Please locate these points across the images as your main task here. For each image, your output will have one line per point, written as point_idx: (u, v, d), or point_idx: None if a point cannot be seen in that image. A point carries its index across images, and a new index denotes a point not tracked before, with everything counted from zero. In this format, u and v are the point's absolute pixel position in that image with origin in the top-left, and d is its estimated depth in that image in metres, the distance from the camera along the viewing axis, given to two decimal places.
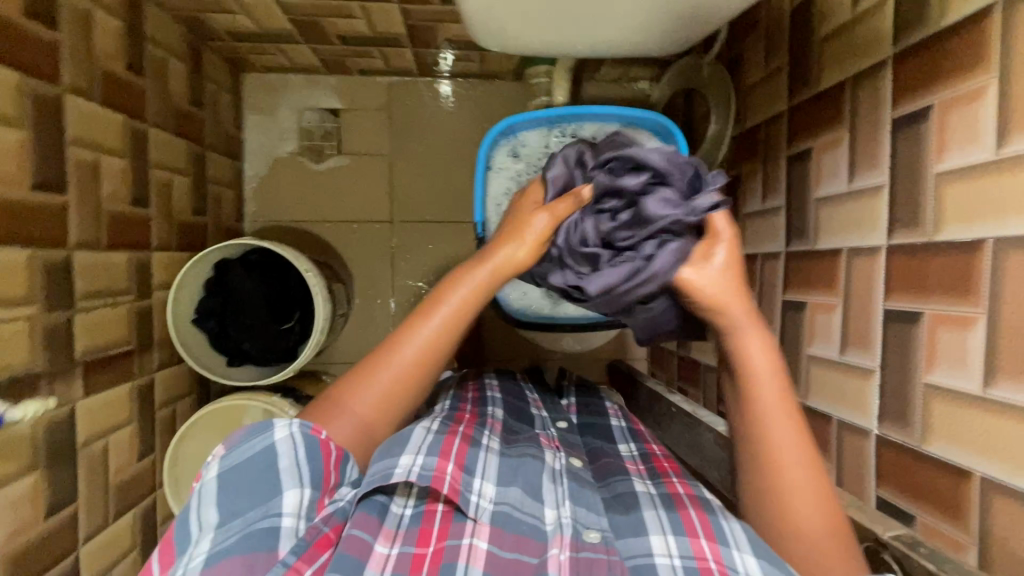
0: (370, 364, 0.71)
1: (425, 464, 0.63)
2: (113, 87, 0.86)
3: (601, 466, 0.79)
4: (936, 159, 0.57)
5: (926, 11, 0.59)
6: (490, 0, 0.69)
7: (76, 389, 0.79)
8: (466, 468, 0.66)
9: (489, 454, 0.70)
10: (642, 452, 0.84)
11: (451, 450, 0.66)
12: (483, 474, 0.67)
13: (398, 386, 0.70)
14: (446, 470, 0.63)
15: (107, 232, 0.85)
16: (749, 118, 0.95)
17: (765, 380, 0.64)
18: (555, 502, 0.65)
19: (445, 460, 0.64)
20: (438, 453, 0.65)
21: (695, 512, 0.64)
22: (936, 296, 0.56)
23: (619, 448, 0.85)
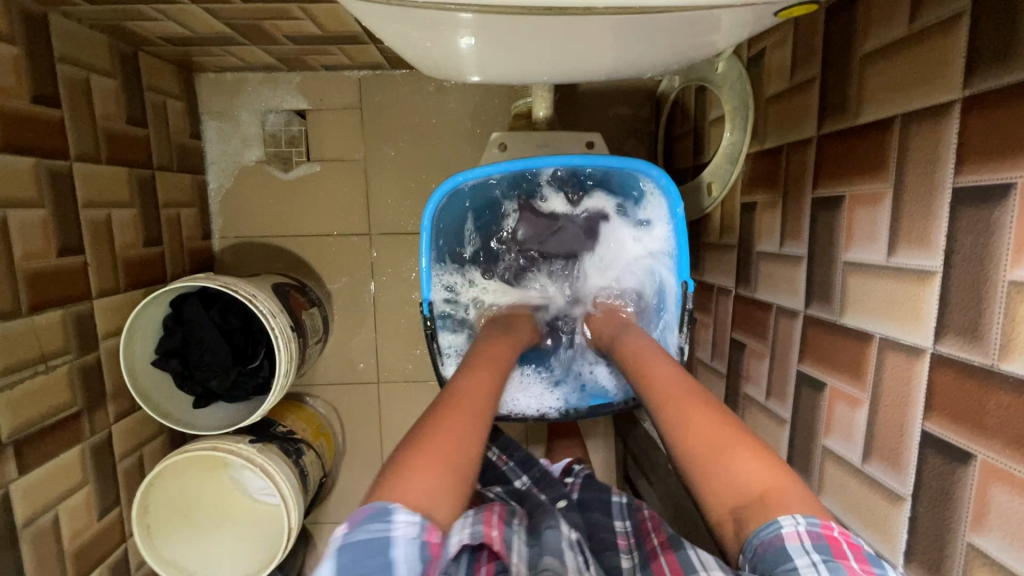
0: (438, 421, 0.59)
1: (472, 531, 0.56)
2: (14, 127, 0.75)
3: (595, 540, 0.70)
4: (1010, 261, 0.42)
5: (1014, 46, 0.42)
6: (427, 34, 0.54)
7: (9, 470, 0.73)
8: (506, 539, 0.57)
9: (518, 535, 0.60)
10: (635, 523, 0.72)
11: (491, 517, 0.59)
12: (517, 549, 0.58)
13: (473, 432, 0.60)
14: (491, 537, 0.56)
15: (28, 295, 0.76)
16: (769, 136, 0.78)
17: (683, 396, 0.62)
18: (578, 568, 0.57)
19: (490, 527, 0.57)
20: (480, 521, 0.58)
21: (666, 556, 0.59)
22: (994, 442, 0.43)
23: (613, 523, 0.73)
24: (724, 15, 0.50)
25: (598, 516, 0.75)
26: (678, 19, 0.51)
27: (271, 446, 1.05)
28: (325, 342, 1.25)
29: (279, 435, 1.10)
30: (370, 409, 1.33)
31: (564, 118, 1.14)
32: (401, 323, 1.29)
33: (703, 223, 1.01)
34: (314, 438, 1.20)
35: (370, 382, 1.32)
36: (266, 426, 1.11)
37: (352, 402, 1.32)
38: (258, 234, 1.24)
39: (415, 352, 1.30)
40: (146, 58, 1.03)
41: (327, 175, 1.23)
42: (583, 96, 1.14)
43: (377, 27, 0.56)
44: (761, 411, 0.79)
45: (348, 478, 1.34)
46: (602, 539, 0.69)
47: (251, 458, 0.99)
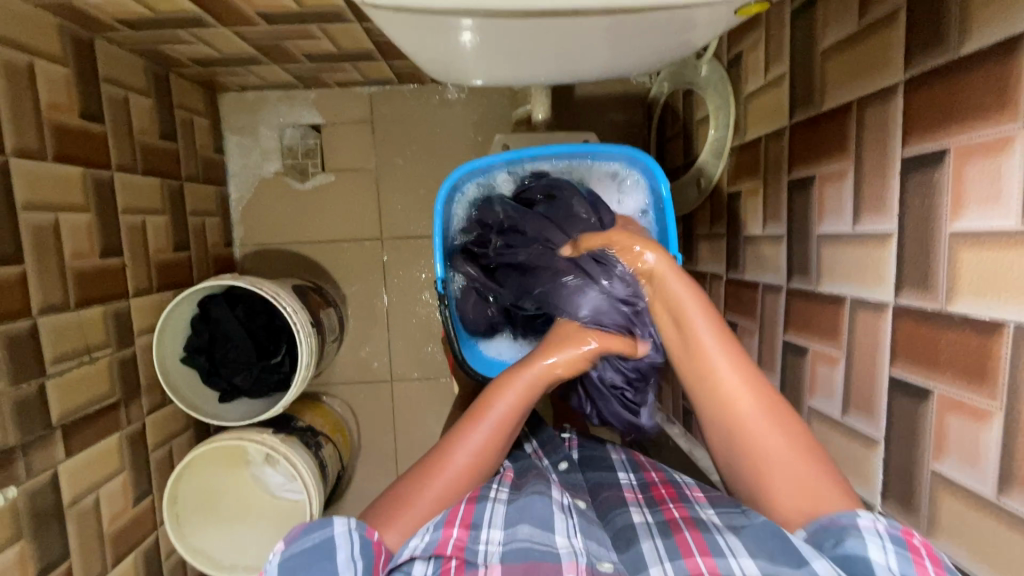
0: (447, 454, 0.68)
1: (427, 539, 0.59)
2: (65, 140, 0.83)
3: (602, 501, 0.73)
4: (950, 216, 0.48)
5: (942, 33, 0.49)
6: (437, 40, 0.62)
7: (58, 452, 0.79)
8: (472, 526, 0.60)
9: (498, 505, 0.64)
10: (641, 480, 0.77)
11: (455, 514, 0.61)
12: (491, 522, 0.61)
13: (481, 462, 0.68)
14: (450, 534, 0.59)
15: (75, 290, 0.84)
16: (749, 129, 0.85)
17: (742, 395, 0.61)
18: (564, 530, 0.61)
19: (450, 526, 0.60)
20: (441, 523, 0.60)
21: (691, 533, 0.60)
22: (947, 376, 0.49)
23: (619, 477, 0.78)
24: (697, 16, 0.57)
25: (604, 475, 0.79)
26: (658, 21, 0.58)
27: (292, 438, 1.11)
28: (340, 342, 1.31)
29: (299, 428, 1.16)
30: (383, 406, 1.38)
31: (561, 124, 1.22)
32: (412, 322, 1.35)
33: (694, 217, 1.07)
34: (332, 433, 1.26)
35: (383, 380, 1.37)
36: (287, 421, 1.17)
37: (367, 400, 1.38)
38: (277, 241, 1.32)
39: (426, 350, 1.36)
40: (176, 79, 1.12)
41: (341, 183, 1.31)
42: (579, 103, 1.22)
43: (391, 34, 0.63)
44: None
45: (364, 475, 1.39)
46: (611, 497, 0.73)
47: (275, 447, 1.05)
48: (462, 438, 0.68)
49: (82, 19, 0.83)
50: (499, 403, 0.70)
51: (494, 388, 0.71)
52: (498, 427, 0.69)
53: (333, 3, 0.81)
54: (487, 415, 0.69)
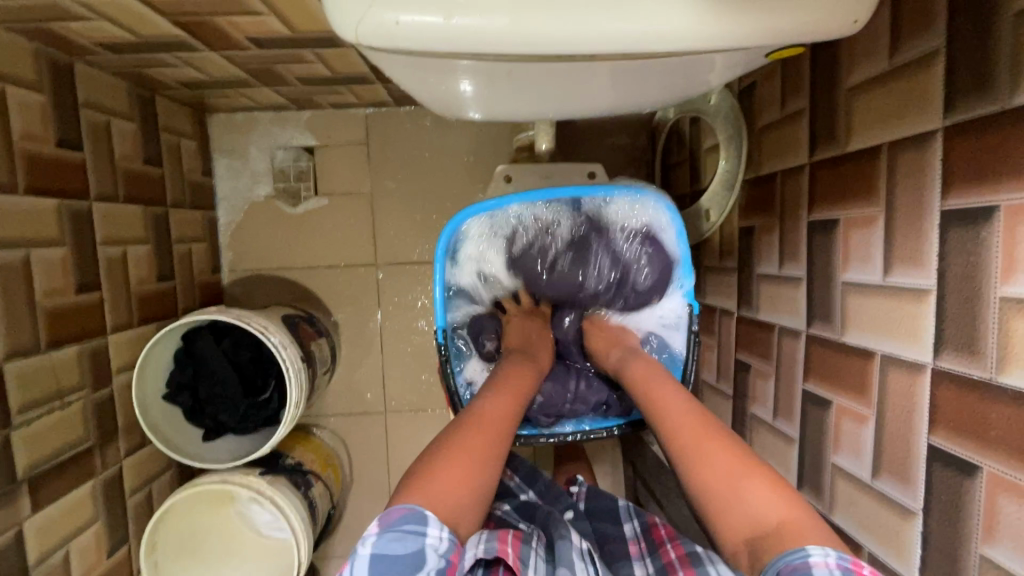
0: (447, 448, 0.60)
1: (487, 549, 0.56)
2: (39, 170, 0.78)
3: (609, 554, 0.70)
4: (1001, 279, 0.44)
5: (990, 80, 0.45)
6: (433, 81, 0.57)
7: (24, 508, 0.73)
8: (523, 561, 0.57)
9: (539, 559, 0.60)
10: (644, 525, 0.74)
11: (508, 536, 0.58)
12: (536, 565, 0.57)
13: (488, 458, 0.61)
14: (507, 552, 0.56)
15: (47, 331, 0.78)
16: (764, 164, 0.81)
17: (684, 428, 0.64)
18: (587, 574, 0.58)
19: (505, 544, 0.57)
20: (495, 538, 0.57)
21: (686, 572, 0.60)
22: (999, 453, 0.45)
23: (622, 529, 0.75)
24: (716, 58, 0.53)
25: (608, 526, 0.76)
26: (674, 62, 0.54)
27: (281, 478, 1.05)
28: (332, 372, 1.26)
29: (288, 467, 1.11)
30: (377, 439, 1.33)
31: (564, 149, 1.19)
32: (408, 351, 1.30)
33: (702, 248, 1.03)
34: (322, 469, 1.20)
35: (378, 412, 1.32)
36: (276, 458, 1.12)
37: (360, 431, 1.32)
38: (266, 267, 1.27)
39: (422, 378, 1.31)
40: (162, 101, 1.07)
41: (335, 208, 1.26)
42: (582, 126, 1.18)
43: (394, 77, 0.58)
44: (770, 431, 0.80)
45: (356, 509, 1.33)
46: (615, 548, 0.71)
47: (261, 490, 0.99)
48: (489, 406, 0.66)
49: (58, 42, 0.78)
50: (510, 385, 0.71)
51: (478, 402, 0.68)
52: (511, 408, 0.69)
53: (327, 29, 0.77)
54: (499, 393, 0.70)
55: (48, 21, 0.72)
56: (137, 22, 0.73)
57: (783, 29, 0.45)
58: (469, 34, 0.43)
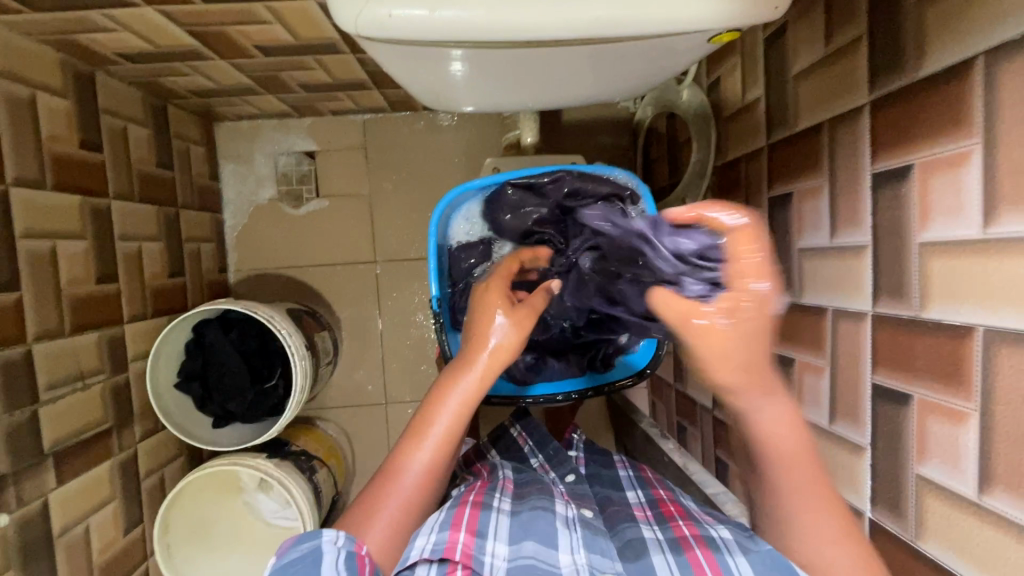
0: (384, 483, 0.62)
1: (436, 540, 0.57)
2: (63, 169, 0.85)
3: (609, 515, 0.72)
4: (919, 227, 0.51)
5: (902, 57, 0.52)
6: (424, 70, 0.65)
7: (49, 480, 0.79)
8: (478, 534, 0.59)
9: (502, 516, 0.63)
10: (648, 497, 0.75)
11: (462, 519, 0.60)
12: (496, 534, 0.60)
13: (429, 480, 0.62)
14: (457, 539, 0.57)
15: (70, 317, 0.84)
16: (730, 150, 0.88)
17: (792, 466, 0.55)
18: (569, 546, 0.60)
19: (457, 530, 0.58)
20: (448, 525, 0.59)
21: (701, 550, 0.60)
22: (925, 381, 0.51)
23: (627, 496, 0.77)
24: (672, 44, 0.60)
25: (610, 491, 0.78)
26: (635, 50, 0.61)
27: (286, 463, 1.10)
28: (334, 365, 1.32)
29: (293, 453, 1.16)
30: (379, 430, 1.38)
31: (551, 148, 1.26)
32: (406, 343, 1.36)
33: None
34: (326, 457, 1.25)
35: (379, 404, 1.37)
36: (281, 445, 1.17)
37: (362, 423, 1.37)
38: (271, 266, 1.33)
39: (420, 370, 1.37)
40: (173, 109, 1.15)
41: (336, 209, 1.33)
42: (567, 126, 1.26)
43: (389, 69, 0.65)
44: None
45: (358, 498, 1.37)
46: (619, 512, 0.72)
47: (268, 472, 1.04)
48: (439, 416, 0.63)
49: (83, 53, 0.86)
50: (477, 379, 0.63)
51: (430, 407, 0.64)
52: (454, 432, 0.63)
53: (328, 36, 0.85)
54: (442, 412, 0.63)
55: (76, 33, 0.79)
56: (155, 33, 0.81)
57: (722, 18, 0.52)
58: (452, 23, 0.50)
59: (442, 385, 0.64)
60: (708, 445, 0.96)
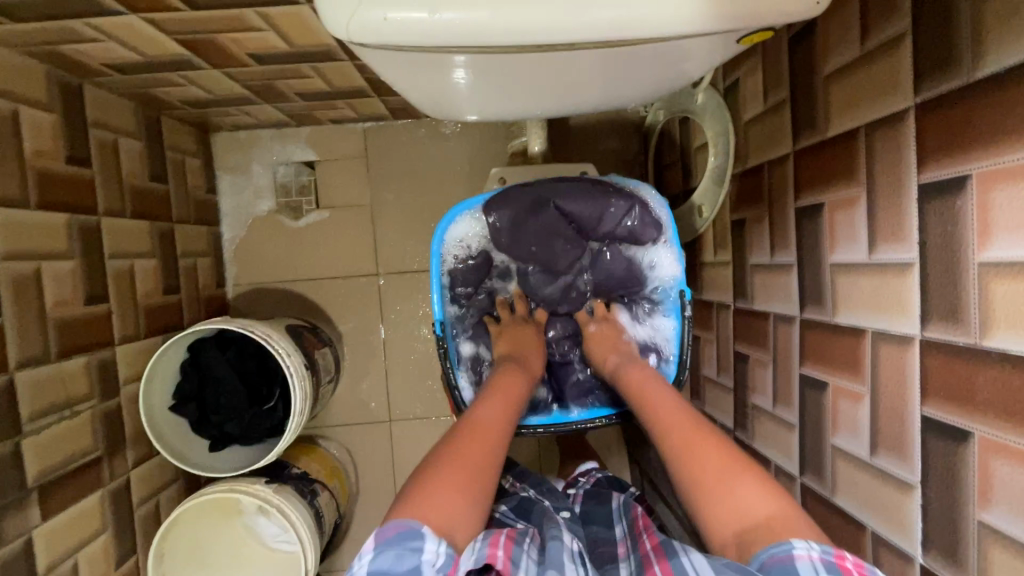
0: (455, 442, 0.61)
1: None
2: (49, 186, 0.81)
3: (598, 557, 0.68)
4: (978, 244, 0.45)
5: (954, 55, 0.47)
6: (425, 79, 0.60)
7: (34, 516, 0.74)
8: (513, 574, 0.50)
9: (531, 562, 0.54)
10: (630, 522, 0.72)
11: (498, 550, 0.52)
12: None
13: (496, 449, 0.63)
14: (494, 574, 0.49)
15: (57, 341, 0.80)
16: (751, 156, 0.83)
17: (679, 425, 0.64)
18: None
19: (494, 563, 0.50)
20: (483, 556, 0.51)
21: (659, 564, 0.57)
22: (989, 417, 0.45)
23: (614, 530, 0.73)
24: (694, 45, 0.55)
25: (599, 527, 0.74)
26: (653, 52, 0.57)
27: (286, 487, 1.06)
28: (336, 382, 1.27)
29: (293, 476, 1.11)
30: (383, 449, 1.33)
31: (558, 154, 1.21)
32: (411, 359, 1.31)
33: (697, 245, 1.05)
34: (328, 479, 1.20)
35: (382, 421, 1.32)
36: (282, 467, 1.12)
37: (365, 441, 1.33)
38: (270, 280, 1.29)
39: (425, 385, 1.32)
40: (167, 120, 1.11)
41: (336, 221, 1.29)
42: (575, 132, 1.21)
43: (386, 76, 0.61)
44: (771, 419, 0.80)
45: (362, 520, 1.33)
46: (605, 553, 0.68)
47: (268, 498, 0.99)
48: (486, 403, 0.68)
49: (69, 65, 0.82)
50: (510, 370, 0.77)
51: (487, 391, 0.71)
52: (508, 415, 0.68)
53: (323, 42, 0.80)
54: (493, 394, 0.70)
55: (60, 43, 0.75)
56: (143, 42, 0.77)
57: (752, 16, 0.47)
58: (453, 27, 0.46)
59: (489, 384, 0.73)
60: None
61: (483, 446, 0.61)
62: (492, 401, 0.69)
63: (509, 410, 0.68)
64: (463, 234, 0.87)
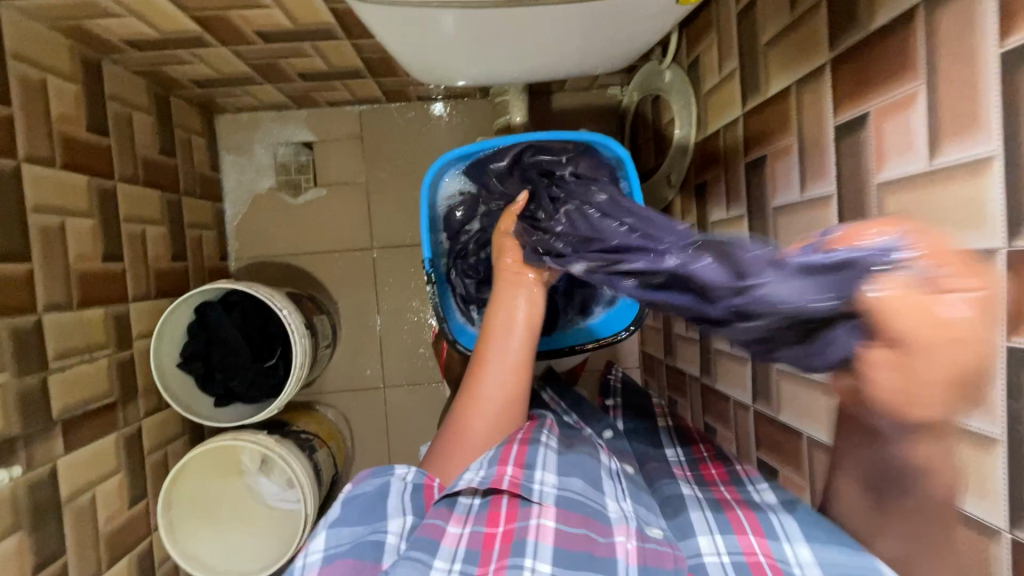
0: (464, 403, 0.72)
1: (484, 473, 0.64)
2: (73, 150, 0.88)
3: (649, 470, 0.80)
4: (877, 168, 0.54)
5: (857, 14, 0.56)
6: (418, 35, 0.70)
7: (58, 446, 0.82)
8: (527, 466, 0.66)
9: (549, 453, 0.70)
10: (689, 456, 0.82)
11: (510, 454, 0.67)
12: (544, 466, 0.67)
13: (508, 403, 0.72)
14: (505, 471, 0.64)
15: (78, 290, 0.87)
16: (710, 124, 0.92)
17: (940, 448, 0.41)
18: (615, 495, 0.68)
19: (505, 463, 0.65)
20: (496, 460, 0.66)
21: (742, 512, 0.65)
22: None
23: (667, 453, 0.84)
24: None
25: (650, 449, 0.87)
26: (611, 6, 0.66)
27: (287, 440, 1.13)
28: (332, 350, 1.35)
29: (293, 432, 1.18)
30: (377, 414, 1.40)
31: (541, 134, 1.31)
32: (404, 328, 1.39)
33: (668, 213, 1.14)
34: (326, 438, 1.27)
35: (377, 387, 1.40)
36: (282, 425, 1.20)
37: (361, 407, 1.40)
38: (270, 254, 1.37)
39: (418, 354, 1.39)
40: (175, 100, 1.19)
41: (333, 198, 1.37)
42: (556, 113, 1.31)
43: (384, 39, 0.73)
44: (730, 358, 0.89)
45: None
46: (659, 468, 0.80)
47: (270, 447, 1.06)
48: (495, 339, 0.73)
49: (91, 41, 0.90)
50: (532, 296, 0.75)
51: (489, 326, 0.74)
52: (530, 335, 0.73)
53: (324, 20, 0.89)
54: (496, 335, 0.73)
55: (85, 18, 0.83)
56: (161, 18, 0.85)
57: None
58: None
59: (494, 303, 0.76)
60: (700, 412, 0.99)
61: (494, 409, 0.71)
62: (493, 347, 0.72)
63: (515, 353, 0.72)
64: (452, 187, 0.96)
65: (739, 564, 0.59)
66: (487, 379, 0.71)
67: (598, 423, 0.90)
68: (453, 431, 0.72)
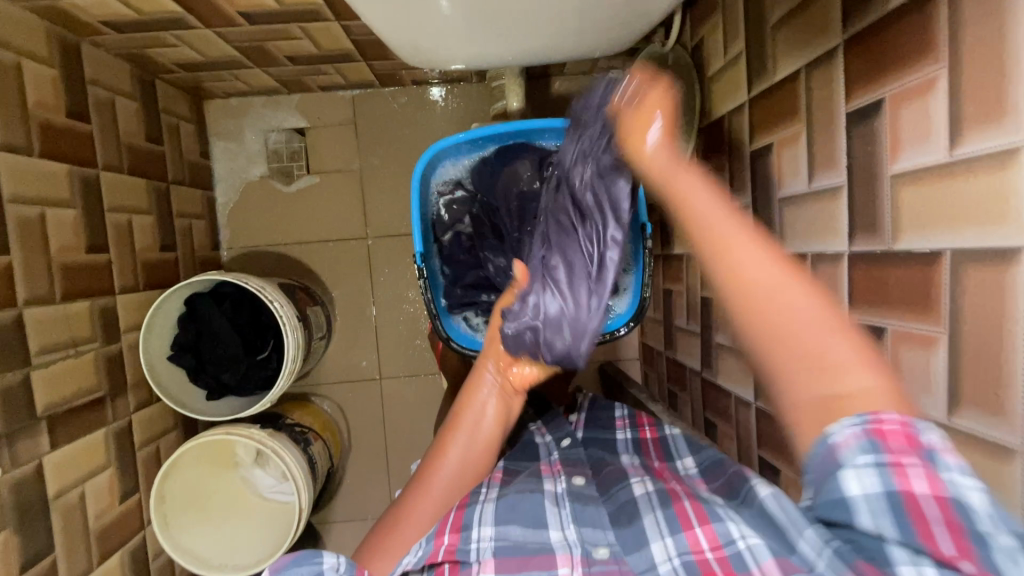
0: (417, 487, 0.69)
1: (420, 553, 0.59)
2: (52, 137, 0.85)
3: (603, 476, 0.72)
4: (891, 159, 0.51)
5: None
6: (412, 16, 0.67)
7: (44, 443, 0.80)
8: (464, 527, 0.60)
9: (488, 504, 0.63)
10: (643, 461, 0.76)
11: (446, 522, 0.61)
12: (482, 518, 0.61)
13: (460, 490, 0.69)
14: (441, 542, 0.59)
15: (61, 284, 0.85)
16: (714, 109, 0.88)
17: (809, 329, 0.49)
18: (558, 523, 0.60)
19: (442, 534, 0.59)
20: (434, 534, 0.60)
21: (689, 502, 0.59)
22: (897, 312, 0.51)
23: (621, 460, 0.77)
24: None
25: (606, 454, 0.78)
26: None
27: (281, 434, 1.11)
28: (327, 341, 1.33)
29: (287, 425, 1.17)
30: (373, 405, 1.39)
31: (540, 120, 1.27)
32: (400, 319, 1.37)
33: None
34: (321, 431, 1.26)
35: (373, 379, 1.38)
36: (276, 418, 1.18)
37: (357, 399, 1.39)
38: (263, 244, 1.34)
39: (414, 344, 1.37)
40: (161, 85, 1.15)
41: (326, 185, 1.34)
42: (556, 98, 1.27)
43: (376, 24, 0.71)
44: (731, 353, 0.86)
45: (354, 474, 1.39)
46: (614, 472, 0.72)
47: (264, 442, 1.05)
48: (465, 415, 0.73)
49: (69, 23, 0.87)
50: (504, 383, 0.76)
51: (458, 411, 0.74)
52: (500, 424, 0.73)
53: None
54: (463, 419, 0.73)
55: None
56: None
57: None
58: None
59: (467, 386, 0.76)
60: (700, 406, 0.97)
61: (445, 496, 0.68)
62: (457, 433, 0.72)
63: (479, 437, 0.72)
64: (445, 180, 0.94)
65: (689, 566, 0.53)
66: (445, 464, 0.70)
67: (555, 431, 0.79)
68: (399, 511, 0.68)
